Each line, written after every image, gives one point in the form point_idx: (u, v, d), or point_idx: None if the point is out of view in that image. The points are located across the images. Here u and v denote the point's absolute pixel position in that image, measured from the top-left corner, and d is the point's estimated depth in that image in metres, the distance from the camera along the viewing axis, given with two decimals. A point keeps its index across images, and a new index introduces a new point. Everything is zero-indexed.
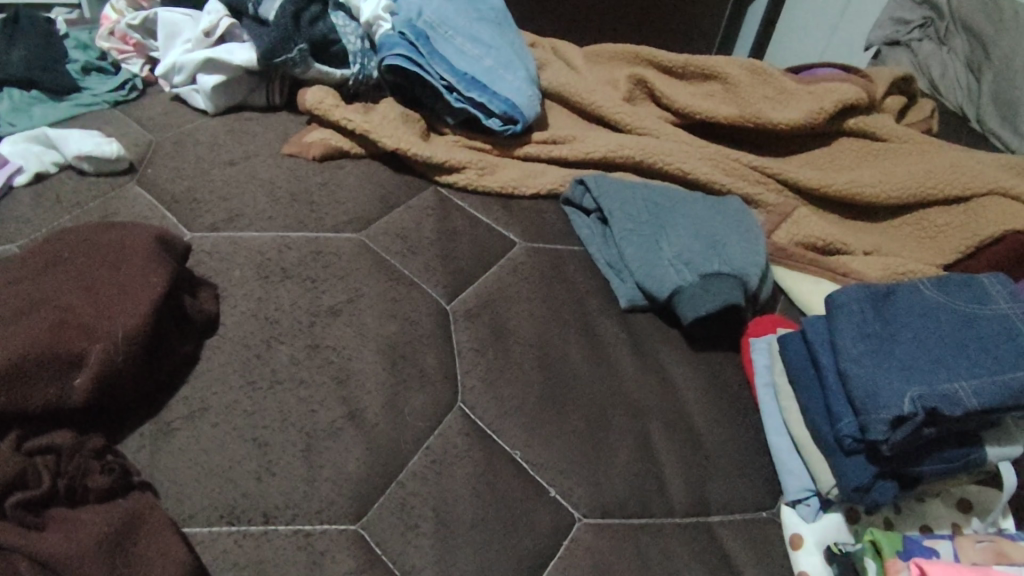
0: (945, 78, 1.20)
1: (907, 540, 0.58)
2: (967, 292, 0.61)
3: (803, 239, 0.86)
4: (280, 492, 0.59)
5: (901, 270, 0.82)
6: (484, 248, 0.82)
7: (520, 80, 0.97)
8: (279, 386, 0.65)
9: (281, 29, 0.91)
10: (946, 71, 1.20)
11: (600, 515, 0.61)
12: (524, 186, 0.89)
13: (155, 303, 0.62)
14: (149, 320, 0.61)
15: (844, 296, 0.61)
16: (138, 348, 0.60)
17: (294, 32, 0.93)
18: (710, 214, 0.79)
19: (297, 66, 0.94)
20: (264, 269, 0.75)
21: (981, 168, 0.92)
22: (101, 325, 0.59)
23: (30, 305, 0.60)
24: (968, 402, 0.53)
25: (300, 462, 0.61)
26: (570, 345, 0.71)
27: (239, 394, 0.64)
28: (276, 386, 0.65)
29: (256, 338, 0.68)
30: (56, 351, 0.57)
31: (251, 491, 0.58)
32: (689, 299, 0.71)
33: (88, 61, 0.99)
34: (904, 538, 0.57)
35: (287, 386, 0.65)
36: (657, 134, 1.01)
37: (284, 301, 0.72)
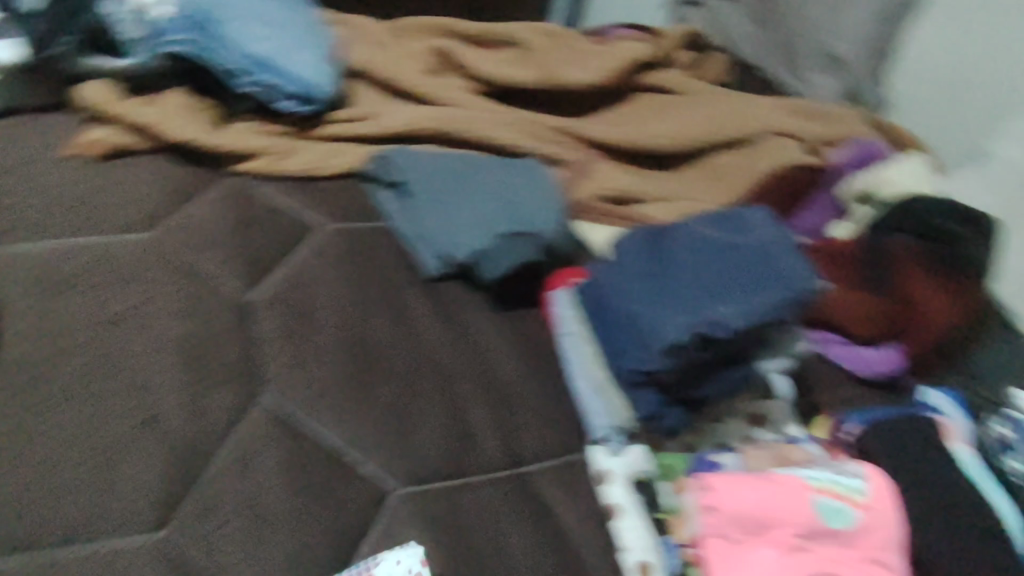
0: (732, 30, 1.28)
1: (695, 460, 0.64)
2: (734, 222, 0.66)
3: (603, 191, 0.88)
4: (75, 511, 0.55)
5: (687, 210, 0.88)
6: (284, 235, 0.79)
7: (313, 57, 0.93)
8: (63, 403, 0.60)
9: (47, 18, 0.85)
10: (736, 24, 1.27)
11: (413, 483, 0.61)
12: (323, 166, 0.87)
13: None
14: None
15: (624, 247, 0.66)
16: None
17: (64, 22, 0.86)
18: (509, 175, 0.80)
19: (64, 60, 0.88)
20: (42, 280, 0.68)
21: (756, 113, 1.00)
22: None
23: None
24: (735, 323, 0.57)
25: (92, 475, 0.57)
26: (376, 322, 0.71)
27: (16, 419, 0.58)
28: (58, 400, 0.60)
29: (35, 355, 0.62)
30: None
31: (35, 513, 0.54)
32: (488, 259, 0.73)
33: None
34: (692, 458, 0.64)
35: (73, 402, 0.60)
36: (460, 103, 1.01)
37: (67, 312, 0.66)
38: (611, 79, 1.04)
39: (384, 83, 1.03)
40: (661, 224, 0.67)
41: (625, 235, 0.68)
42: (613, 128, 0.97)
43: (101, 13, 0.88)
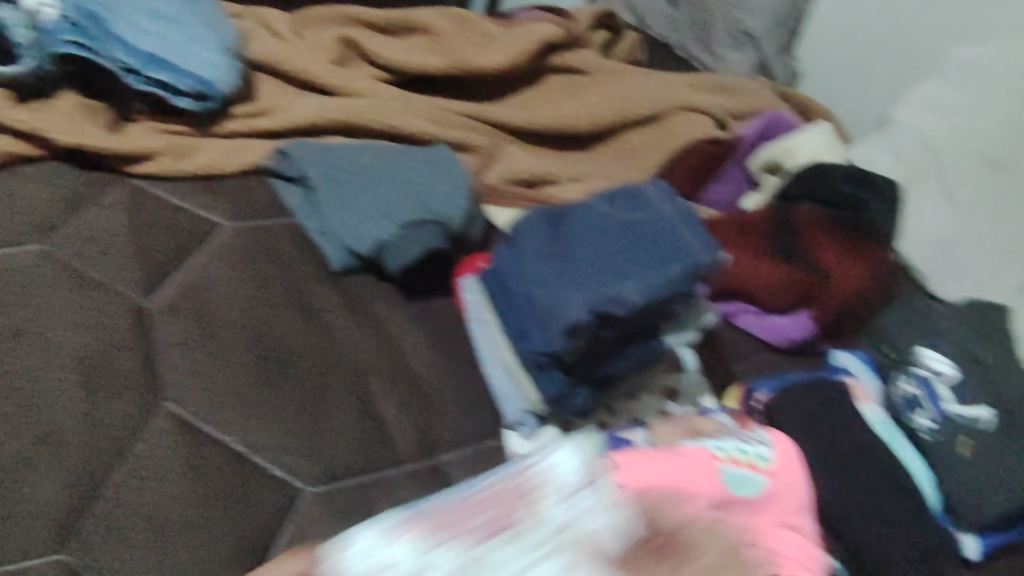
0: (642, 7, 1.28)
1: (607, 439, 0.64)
2: (631, 198, 0.66)
3: (513, 175, 0.89)
4: None
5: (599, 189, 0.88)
6: (185, 237, 0.76)
7: (212, 51, 0.89)
8: None
9: None
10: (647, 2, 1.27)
11: (325, 481, 0.60)
12: (225, 163, 0.85)
13: None
14: None
15: (524, 231, 0.66)
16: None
17: None
18: (415, 164, 0.79)
19: None
20: None
21: (666, 89, 1.00)
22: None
23: None
24: (633, 299, 0.56)
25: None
26: (281, 320, 0.68)
27: None
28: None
29: None
30: None
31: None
32: (394, 250, 0.71)
33: None
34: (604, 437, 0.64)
35: None
36: (369, 93, 0.99)
37: None
38: (522, 62, 1.03)
39: (290, 76, 1.00)
40: (562, 206, 0.67)
41: (527, 219, 0.67)
42: (522, 111, 0.96)
43: None
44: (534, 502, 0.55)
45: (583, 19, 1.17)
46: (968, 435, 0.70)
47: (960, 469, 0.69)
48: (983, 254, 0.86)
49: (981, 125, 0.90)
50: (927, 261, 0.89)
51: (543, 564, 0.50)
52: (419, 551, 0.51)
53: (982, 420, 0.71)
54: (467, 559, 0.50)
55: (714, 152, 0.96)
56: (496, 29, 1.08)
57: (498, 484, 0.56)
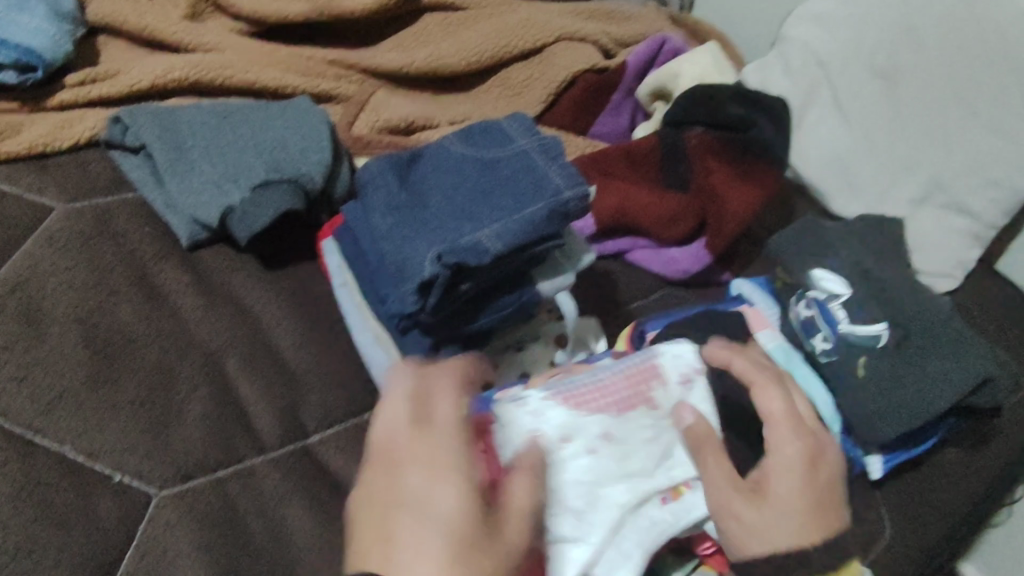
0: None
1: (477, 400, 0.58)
2: (489, 136, 0.61)
3: (384, 123, 0.82)
4: None
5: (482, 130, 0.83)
6: (10, 219, 0.65)
7: (39, 18, 0.79)
8: None
9: None
10: None
11: (177, 481, 0.54)
12: (56, 140, 0.73)
13: None
14: None
15: (369, 174, 0.59)
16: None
17: None
18: (266, 117, 0.71)
19: None
20: None
21: (546, 17, 0.94)
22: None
23: None
24: (492, 249, 0.53)
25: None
26: (119, 305, 0.61)
27: None
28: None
29: None
30: None
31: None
32: (240, 215, 0.65)
33: None
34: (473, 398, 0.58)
35: None
36: (222, 48, 0.88)
37: None
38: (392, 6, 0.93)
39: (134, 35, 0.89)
40: (411, 149, 0.62)
41: (372, 163, 0.61)
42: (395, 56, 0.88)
43: None
44: (658, 381, 0.58)
45: None
46: (866, 354, 0.69)
47: (854, 386, 0.68)
48: (878, 164, 0.84)
49: (870, 34, 0.86)
50: (820, 173, 0.87)
51: (668, 431, 0.55)
52: (569, 414, 0.54)
53: (880, 337, 0.70)
54: (613, 422, 0.55)
55: (602, 87, 0.92)
56: None
57: (634, 365, 0.58)
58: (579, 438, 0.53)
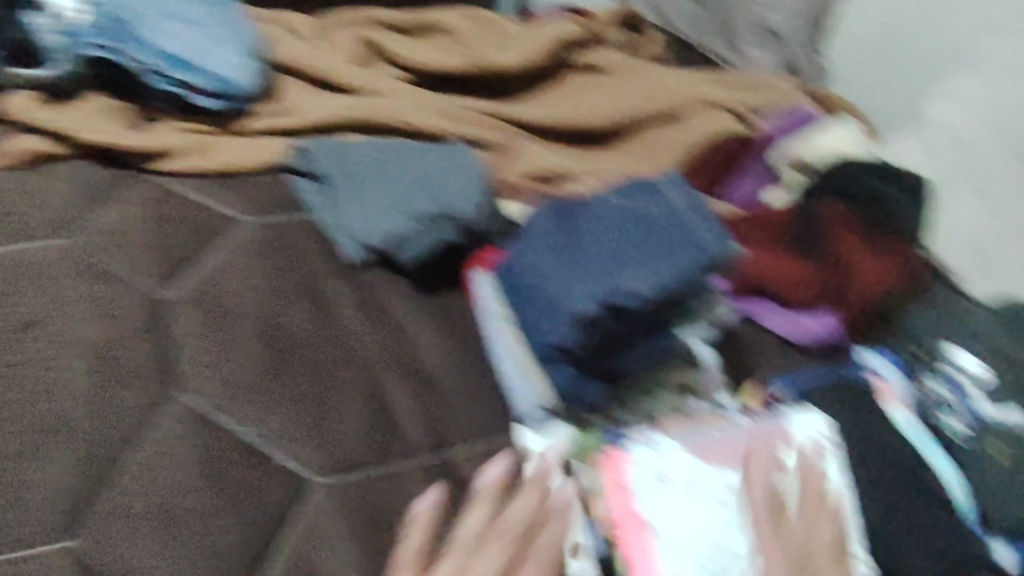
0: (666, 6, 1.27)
1: (607, 435, 0.62)
2: (643, 192, 0.65)
3: (531, 171, 0.89)
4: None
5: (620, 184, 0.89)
6: (204, 229, 0.77)
7: (235, 54, 0.91)
8: None
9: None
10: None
11: (332, 471, 0.60)
12: (248, 163, 0.84)
13: None
14: None
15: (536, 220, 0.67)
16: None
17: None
18: (428, 157, 0.78)
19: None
20: None
21: (684, 86, 1.01)
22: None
23: None
24: (641, 292, 0.58)
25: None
26: (293, 312, 0.69)
27: None
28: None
29: None
30: None
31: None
32: (406, 241, 0.72)
33: None
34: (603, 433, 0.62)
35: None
36: (391, 93, 0.97)
37: None
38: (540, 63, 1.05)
39: (314, 78, 0.99)
40: (574, 199, 0.68)
41: (538, 211, 0.68)
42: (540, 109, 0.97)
43: (23, 25, 0.86)
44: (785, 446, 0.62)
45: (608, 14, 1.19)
46: (999, 437, 0.70)
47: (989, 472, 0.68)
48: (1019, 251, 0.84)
49: None
50: (961, 259, 0.88)
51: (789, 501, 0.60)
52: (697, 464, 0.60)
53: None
54: (735, 481, 0.60)
55: (729, 146, 0.96)
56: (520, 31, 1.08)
57: (761, 427, 0.63)
58: (705, 488, 0.59)
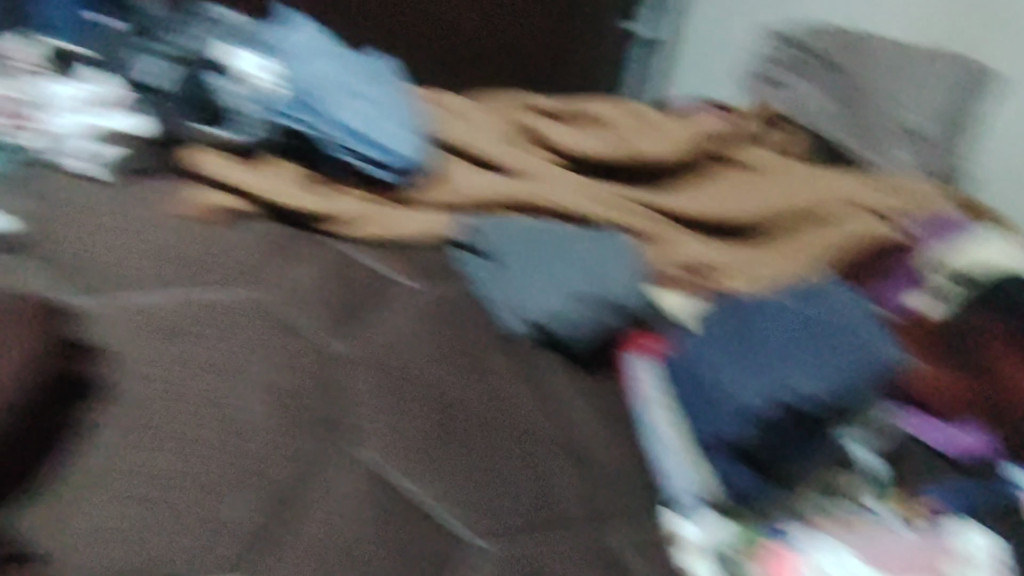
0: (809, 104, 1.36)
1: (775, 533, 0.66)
2: (809, 300, 0.78)
3: (682, 261, 0.94)
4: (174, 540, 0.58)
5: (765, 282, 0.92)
6: (378, 301, 0.86)
7: (408, 134, 1.03)
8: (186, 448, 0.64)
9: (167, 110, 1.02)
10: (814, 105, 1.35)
11: (498, 535, 0.64)
12: (413, 232, 0.94)
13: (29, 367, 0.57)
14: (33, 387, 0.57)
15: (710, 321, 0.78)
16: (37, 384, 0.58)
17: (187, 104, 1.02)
18: (590, 245, 0.88)
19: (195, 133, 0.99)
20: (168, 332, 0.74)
21: (826, 189, 1.04)
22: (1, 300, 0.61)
23: None
24: (816, 392, 0.68)
25: (188, 491, 0.61)
26: (462, 386, 0.76)
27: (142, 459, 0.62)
28: (159, 425, 0.65)
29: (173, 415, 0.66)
30: None
31: (127, 536, 0.57)
32: (566, 321, 0.81)
33: None
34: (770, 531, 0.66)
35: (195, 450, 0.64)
36: (548, 175, 1.03)
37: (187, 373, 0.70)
38: (683, 155, 1.13)
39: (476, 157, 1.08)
40: (745, 304, 0.79)
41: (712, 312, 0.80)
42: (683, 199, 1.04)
43: (228, 98, 1.02)
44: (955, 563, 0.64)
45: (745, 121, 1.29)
46: None
47: None
48: None
49: None
50: None
51: None
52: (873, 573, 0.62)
53: None
54: None
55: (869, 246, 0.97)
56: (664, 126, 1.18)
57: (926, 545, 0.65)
58: None
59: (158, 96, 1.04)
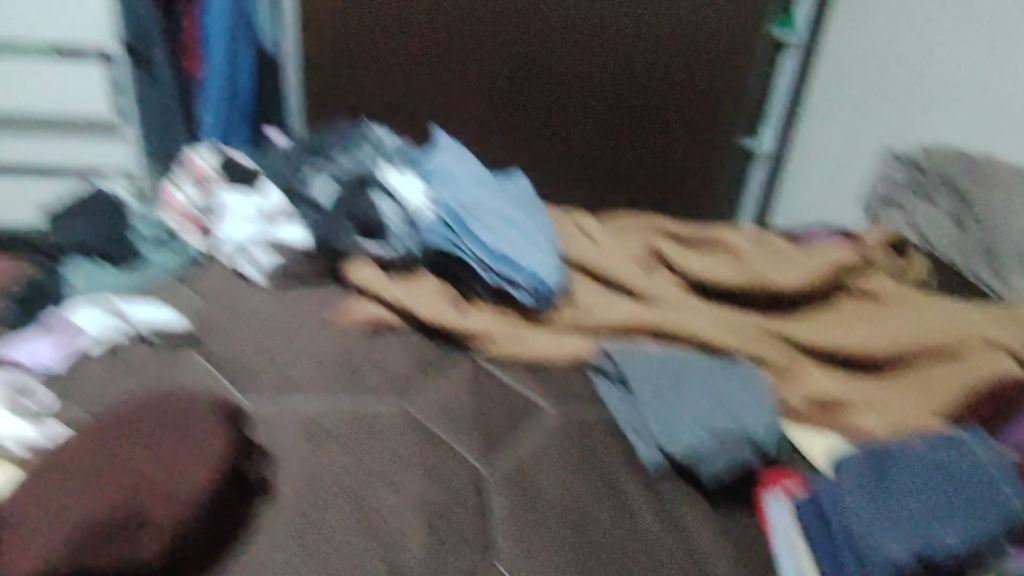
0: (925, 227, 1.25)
1: None
2: (952, 449, 0.77)
3: (810, 394, 0.98)
4: None
5: (891, 420, 0.94)
6: (516, 418, 0.93)
7: (547, 256, 1.09)
8: (343, 551, 0.74)
9: (329, 222, 1.14)
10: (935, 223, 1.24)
11: None
12: (553, 354, 1.02)
13: (211, 479, 0.73)
14: (207, 494, 0.72)
15: (848, 471, 0.79)
16: (214, 485, 0.73)
17: (342, 220, 1.15)
18: (728, 381, 0.93)
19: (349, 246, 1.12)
20: (320, 442, 0.85)
21: (956, 318, 1.01)
22: (174, 388, 0.90)
23: (120, 468, 0.72)
24: (953, 544, 0.67)
25: None
26: (600, 511, 0.82)
27: (305, 559, 0.73)
28: (325, 530, 0.76)
29: (327, 518, 0.77)
30: (120, 511, 0.68)
31: None
32: (705, 459, 0.84)
33: (158, 236, 1.25)
34: None
35: (350, 553, 0.74)
36: (678, 302, 1.12)
37: (337, 479, 0.81)
38: (813, 283, 1.16)
39: (609, 279, 1.19)
40: (885, 453, 0.80)
41: (853, 462, 0.81)
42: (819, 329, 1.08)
43: (382, 213, 1.14)
44: None
45: (880, 235, 1.28)
46: None
47: None
48: None
49: None
50: None
51: None
52: None
53: None
54: None
55: (993, 386, 0.92)
56: (795, 253, 1.22)
57: None
58: None
59: (314, 208, 1.18)
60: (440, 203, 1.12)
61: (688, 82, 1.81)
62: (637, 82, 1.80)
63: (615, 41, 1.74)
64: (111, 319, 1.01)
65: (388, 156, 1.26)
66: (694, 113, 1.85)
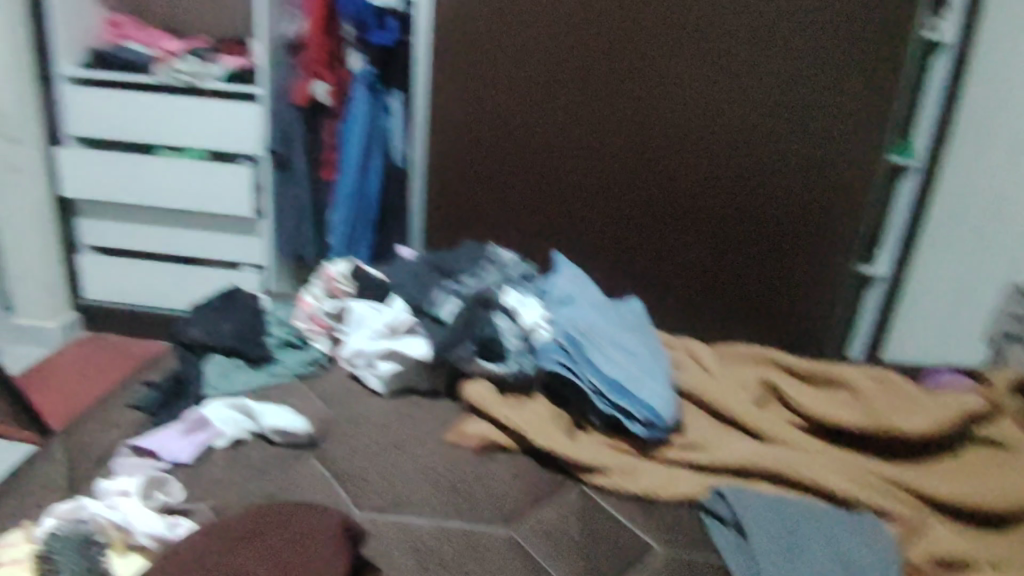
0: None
1: None
2: None
3: (943, 554, 0.88)
4: None
5: None
6: (623, 549, 0.91)
7: (662, 387, 1.11)
8: None
9: (455, 335, 1.17)
10: None
11: None
12: (662, 491, 1.00)
13: None
14: None
15: None
16: None
17: (466, 334, 1.17)
18: (847, 543, 0.89)
19: (465, 361, 1.16)
20: (426, 559, 0.86)
21: None
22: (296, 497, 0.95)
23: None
24: None
25: None
26: None
27: None
28: None
29: None
30: None
31: None
32: None
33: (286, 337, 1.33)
34: None
35: None
36: (791, 443, 1.10)
37: None
38: (940, 430, 1.09)
39: (718, 410, 1.17)
40: None
41: None
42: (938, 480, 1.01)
43: (499, 327, 1.20)
44: None
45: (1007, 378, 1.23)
46: None
47: None
48: None
49: None
50: None
51: None
52: None
53: None
54: None
55: None
56: (916, 395, 1.17)
57: None
58: None
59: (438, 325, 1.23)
60: (557, 325, 1.17)
61: (809, 216, 1.78)
62: (755, 213, 1.79)
63: (736, 172, 1.77)
64: (239, 419, 1.06)
65: (514, 283, 1.34)
66: (815, 246, 1.80)
